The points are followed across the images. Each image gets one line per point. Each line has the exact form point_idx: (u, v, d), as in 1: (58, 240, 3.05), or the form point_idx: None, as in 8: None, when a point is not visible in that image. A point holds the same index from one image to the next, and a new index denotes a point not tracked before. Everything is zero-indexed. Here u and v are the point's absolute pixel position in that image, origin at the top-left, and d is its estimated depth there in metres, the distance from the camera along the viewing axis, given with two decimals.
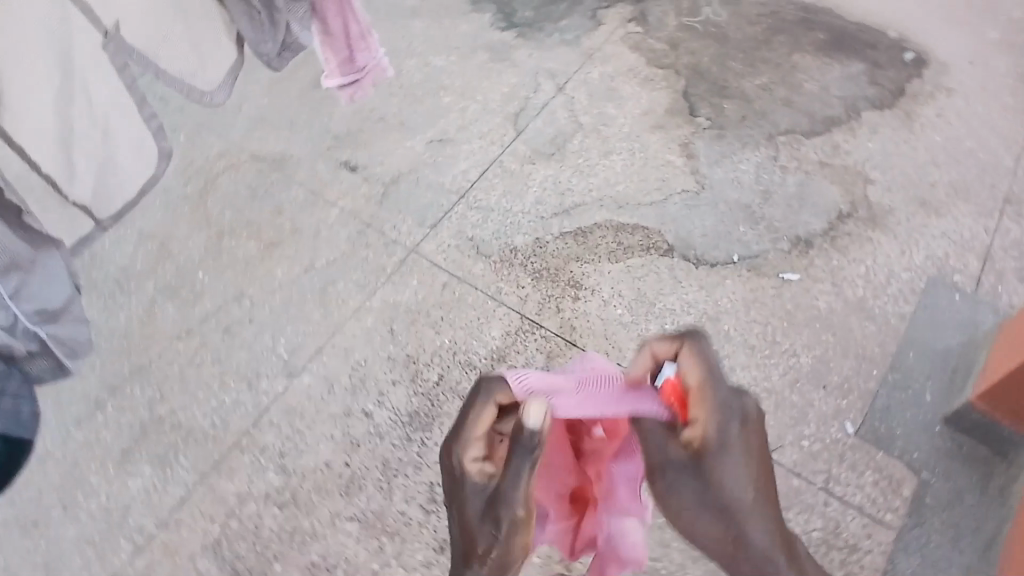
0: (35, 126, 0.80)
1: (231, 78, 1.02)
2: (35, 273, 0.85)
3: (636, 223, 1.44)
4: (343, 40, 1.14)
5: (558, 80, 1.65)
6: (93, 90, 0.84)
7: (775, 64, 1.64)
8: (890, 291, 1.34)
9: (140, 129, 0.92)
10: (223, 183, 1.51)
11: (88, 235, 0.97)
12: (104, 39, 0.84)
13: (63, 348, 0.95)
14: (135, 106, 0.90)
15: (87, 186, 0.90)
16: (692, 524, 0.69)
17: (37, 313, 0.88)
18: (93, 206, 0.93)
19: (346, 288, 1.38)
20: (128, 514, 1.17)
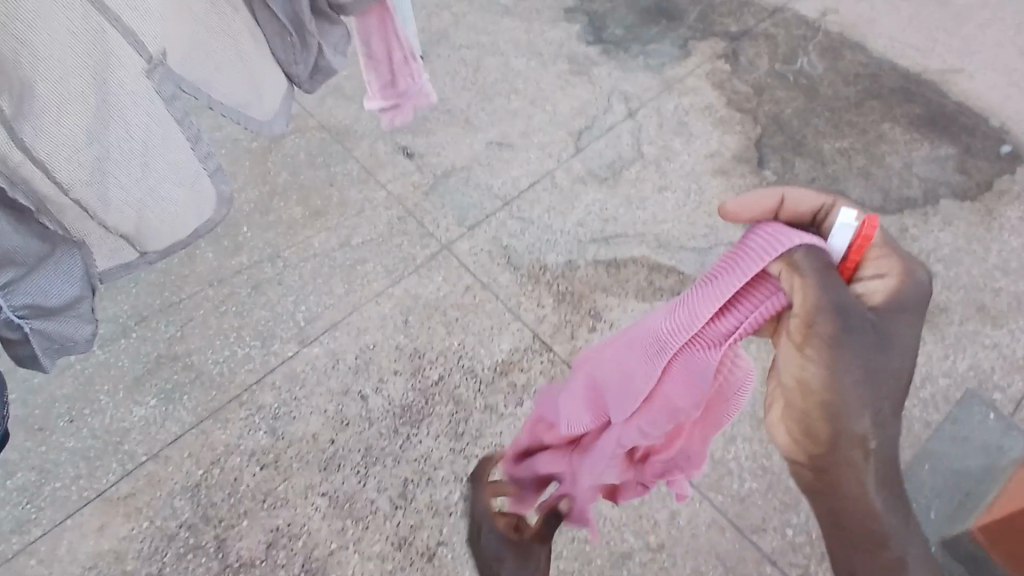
0: (73, 148, 0.76)
1: (284, 106, 1.06)
2: (41, 266, 0.80)
3: (673, 266, 1.41)
4: (387, 65, 1.21)
5: (631, 105, 1.63)
6: (135, 120, 0.80)
7: (862, 129, 1.58)
8: (922, 394, 1.26)
9: (191, 161, 0.90)
10: (286, 144, 1.57)
11: (131, 263, 0.94)
12: (149, 66, 0.79)
13: (53, 341, 0.87)
14: (184, 137, 0.87)
15: (126, 216, 0.86)
16: (844, 402, 0.54)
17: (34, 306, 0.82)
18: (135, 234, 0.90)
19: (374, 270, 1.41)
20: (125, 440, 1.24)
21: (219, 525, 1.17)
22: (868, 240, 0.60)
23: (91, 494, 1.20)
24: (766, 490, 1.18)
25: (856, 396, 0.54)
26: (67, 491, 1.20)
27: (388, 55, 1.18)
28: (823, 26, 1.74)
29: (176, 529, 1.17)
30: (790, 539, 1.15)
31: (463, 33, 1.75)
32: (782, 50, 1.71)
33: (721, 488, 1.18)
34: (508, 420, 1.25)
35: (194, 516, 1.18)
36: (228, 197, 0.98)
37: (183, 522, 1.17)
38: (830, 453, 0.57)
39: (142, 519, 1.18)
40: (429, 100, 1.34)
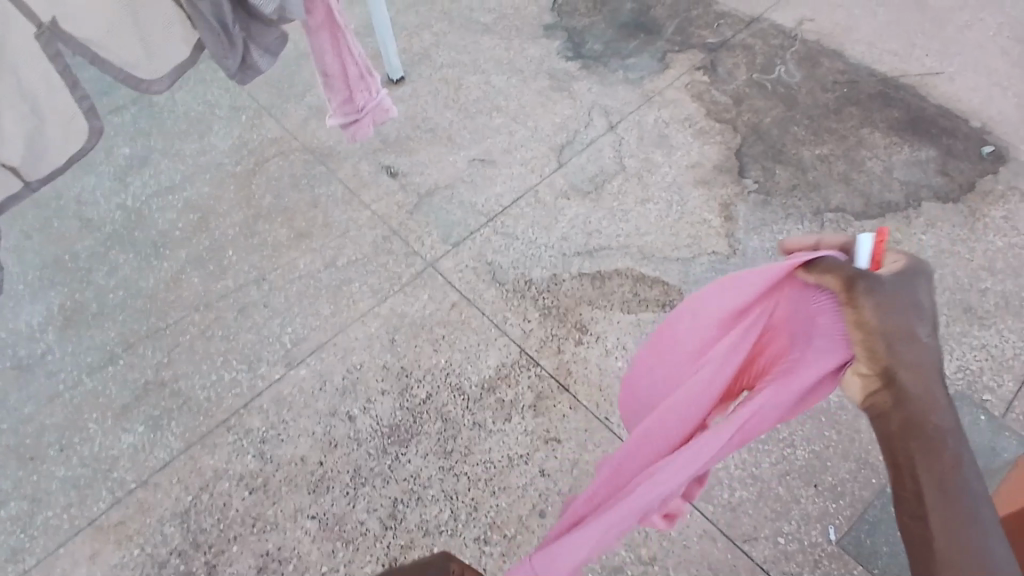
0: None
1: (176, 76, 1.02)
2: None
3: (658, 276, 1.41)
4: (342, 80, 1.24)
5: (612, 118, 1.65)
6: (24, 71, 0.87)
7: (840, 135, 1.60)
8: None
9: (71, 102, 0.92)
10: (270, 167, 1.58)
11: (15, 196, 0.95)
12: (39, 32, 0.86)
13: None
14: (65, 83, 0.91)
15: (14, 149, 0.91)
16: (888, 338, 0.60)
17: None
18: (23, 170, 0.94)
19: (360, 290, 1.41)
20: (114, 467, 1.24)
21: (209, 551, 1.16)
22: (884, 254, 0.66)
23: (80, 523, 1.19)
24: (756, 499, 1.18)
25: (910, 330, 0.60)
26: (56, 520, 1.20)
27: (342, 69, 1.22)
28: (799, 35, 1.76)
29: (167, 555, 1.16)
30: (782, 547, 1.14)
31: (444, 53, 1.77)
32: (759, 59, 1.73)
33: (711, 497, 1.18)
34: (496, 436, 1.25)
35: (184, 542, 1.17)
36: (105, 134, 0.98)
37: (174, 548, 1.17)
38: (896, 395, 0.59)
39: (133, 546, 1.17)
40: (390, 114, 1.33)
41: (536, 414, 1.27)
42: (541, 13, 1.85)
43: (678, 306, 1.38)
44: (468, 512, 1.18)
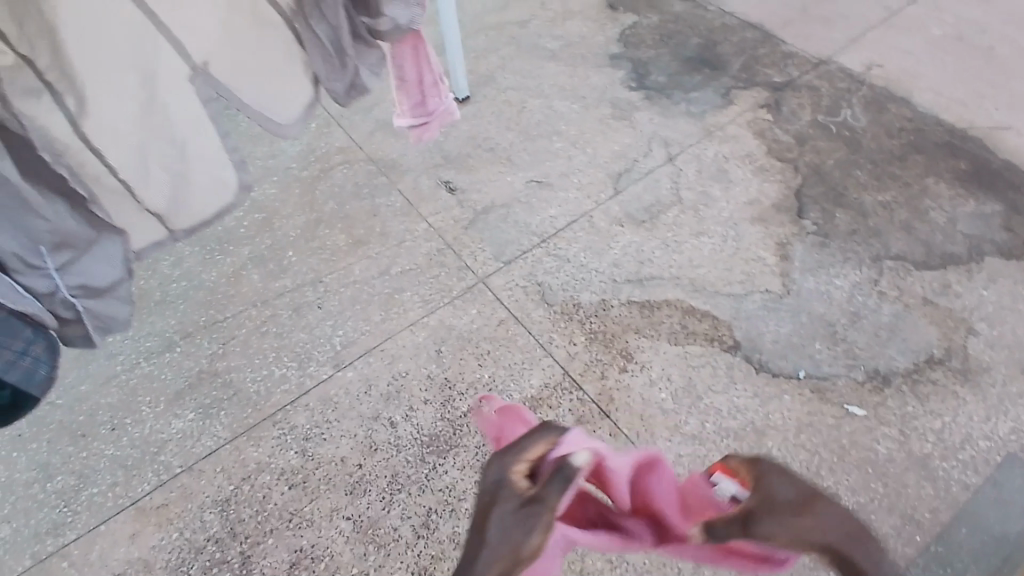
0: (113, 132, 0.85)
1: (303, 115, 1.07)
2: (87, 253, 0.90)
3: (708, 310, 1.41)
4: (417, 87, 1.27)
5: (671, 149, 1.65)
6: (174, 111, 0.88)
7: (904, 183, 1.57)
8: (961, 456, 1.22)
9: (220, 153, 0.96)
10: (335, 175, 1.63)
11: (161, 241, 1.02)
12: (192, 74, 0.88)
13: (96, 321, 0.96)
14: (215, 134, 0.94)
15: (161, 195, 0.95)
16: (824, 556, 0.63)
17: (79, 287, 0.91)
18: (166, 215, 0.98)
19: (410, 300, 1.44)
20: (162, 450, 1.28)
21: (245, 542, 1.19)
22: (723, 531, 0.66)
23: (124, 502, 1.23)
24: None
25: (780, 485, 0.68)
26: (102, 497, 1.24)
27: (419, 78, 1.24)
28: (867, 79, 1.75)
29: (204, 542, 1.19)
30: None
31: (509, 76, 1.81)
32: (825, 101, 1.72)
33: None
34: None
35: (222, 530, 1.20)
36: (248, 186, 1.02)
37: (211, 535, 1.20)
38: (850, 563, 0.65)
39: (172, 530, 1.20)
40: (455, 114, 1.38)
41: None
42: (607, 43, 1.88)
43: (726, 342, 1.36)
44: None
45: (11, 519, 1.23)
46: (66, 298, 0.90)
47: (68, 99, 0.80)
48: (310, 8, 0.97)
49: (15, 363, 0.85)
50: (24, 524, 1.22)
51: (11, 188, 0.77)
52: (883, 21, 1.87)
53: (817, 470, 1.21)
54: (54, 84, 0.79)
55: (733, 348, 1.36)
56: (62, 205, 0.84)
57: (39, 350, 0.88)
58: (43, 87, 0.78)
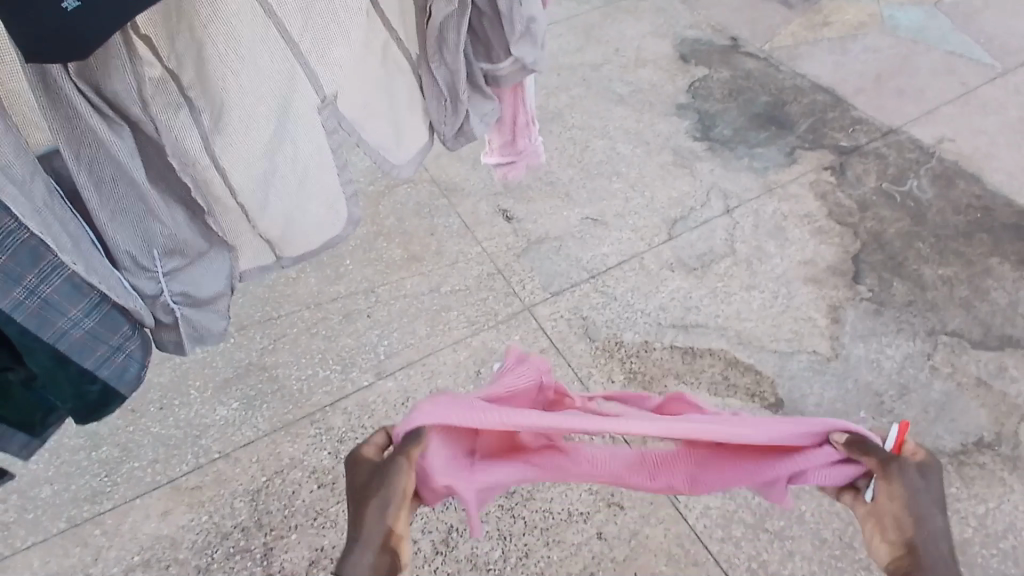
0: (243, 156, 0.84)
1: (417, 159, 1.08)
2: (196, 262, 0.89)
3: (751, 364, 1.40)
4: (511, 129, 1.23)
5: (729, 202, 1.66)
6: (300, 145, 0.88)
7: (967, 260, 1.54)
8: (1004, 545, 1.17)
9: (333, 185, 0.96)
10: (398, 192, 1.69)
11: (267, 267, 1.02)
12: (321, 105, 0.86)
13: (192, 330, 0.93)
14: (334, 169, 0.94)
15: (276, 223, 0.95)
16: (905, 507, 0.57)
17: (185, 295, 0.89)
18: (279, 245, 0.99)
19: (456, 319, 1.47)
20: (203, 434, 1.33)
21: (269, 533, 1.22)
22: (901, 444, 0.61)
23: (161, 479, 1.28)
24: None
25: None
26: (141, 471, 1.29)
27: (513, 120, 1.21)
28: (937, 153, 1.73)
29: (230, 528, 1.23)
30: None
31: (576, 115, 1.86)
32: (891, 170, 1.71)
33: None
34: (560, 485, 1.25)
35: (249, 519, 1.23)
36: (356, 221, 1.04)
37: (238, 523, 1.23)
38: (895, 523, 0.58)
39: (202, 512, 1.24)
40: (537, 158, 1.35)
41: None
42: (676, 93, 1.91)
43: (768, 399, 1.35)
44: (518, 556, 1.18)
45: (53, 481, 1.28)
46: (168, 301, 0.87)
47: (203, 116, 0.79)
48: (432, 51, 0.95)
49: (109, 358, 0.82)
50: (64, 488, 1.27)
51: (136, 185, 0.76)
52: (958, 98, 1.86)
53: (850, 542, 1.18)
54: (193, 99, 0.77)
55: (775, 405, 1.34)
56: (179, 213, 0.84)
57: (134, 346, 0.85)
58: (183, 101, 0.77)
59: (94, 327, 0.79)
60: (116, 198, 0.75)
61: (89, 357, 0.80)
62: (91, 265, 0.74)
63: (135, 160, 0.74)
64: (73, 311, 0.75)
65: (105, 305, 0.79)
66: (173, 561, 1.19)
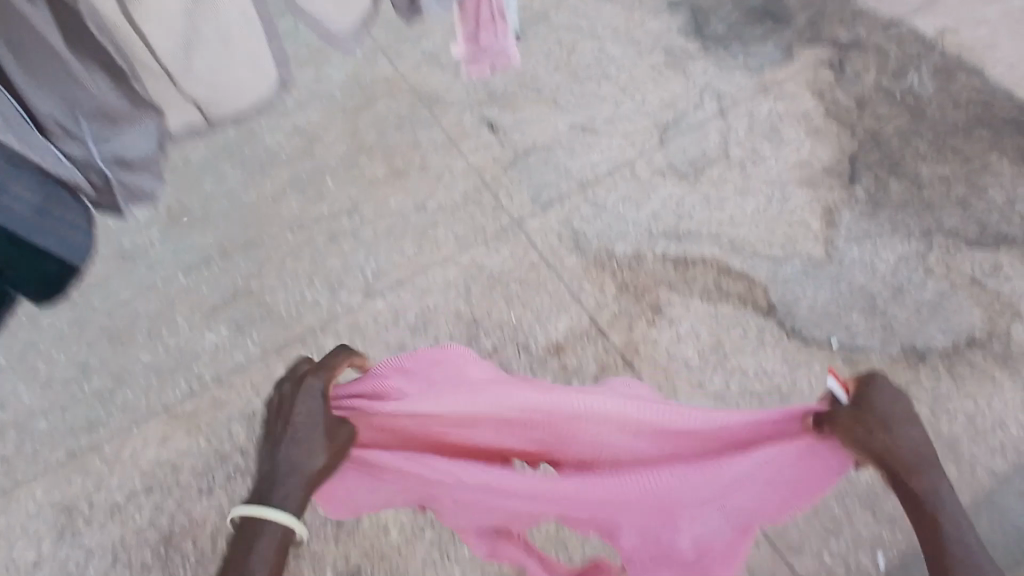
0: (163, 18, 0.78)
1: (365, 32, 1.04)
2: (131, 128, 0.82)
3: (744, 270, 1.38)
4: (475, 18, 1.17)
5: (723, 103, 1.59)
6: (223, 6, 0.80)
7: (966, 157, 1.50)
8: (990, 441, 1.21)
9: (263, 49, 0.88)
10: (377, 106, 1.61)
11: (196, 126, 0.94)
12: None
13: (129, 196, 0.88)
14: (263, 33, 0.86)
15: (207, 91, 0.89)
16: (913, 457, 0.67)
17: (119, 161, 0.84)
18: (207, 106, 0.92)
19: (444, 236, 1.44)
20: (195, 361, 1.32)
21: None
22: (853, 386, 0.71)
23: (157, 407, 1.28)
24: (808, 511, 1.16)
25: (953, 517, 0.65)
26: (136, 400, 1.29)
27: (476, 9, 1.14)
28: (939, 45, 1.65)
29: (230, 450, 1.24)
30: (826, 564, 1.14)
31: (562, 15, 1.75)
32: (892, 64, 1.63)
33: None
34: None
35: (247, 441, 1.25)
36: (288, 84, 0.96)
37: (238, 445, 1.24)
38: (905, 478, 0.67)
39: (201, 436, 1.25)
40: (511, 61, 1.27)
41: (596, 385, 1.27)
42: None
43: (761, 305, 1.34)
44: None
45: (49, 413, 1.27)
46: (102, 168, 0.83)
47: None
48: None
49: (53, 228, 0.82)
50: (60, 420, 1.27)
51: (54, 51, 0.71)
52: None
53: None
54: None
55: (767, 310, 1.34)
56: (102, 77, 0.77)
57: (77, 216, 0.84)
58: None
59: (35, 200, 0.78)
60: (36, 66, 0.72)
61: (37, 230, 0.80)
62: (22, 139, 0.73)
63: (51, 23, 0.70)
64: (13, 187, 0.75)
65: (44, 175, 0.78)
66: (176, 485, 1.21)
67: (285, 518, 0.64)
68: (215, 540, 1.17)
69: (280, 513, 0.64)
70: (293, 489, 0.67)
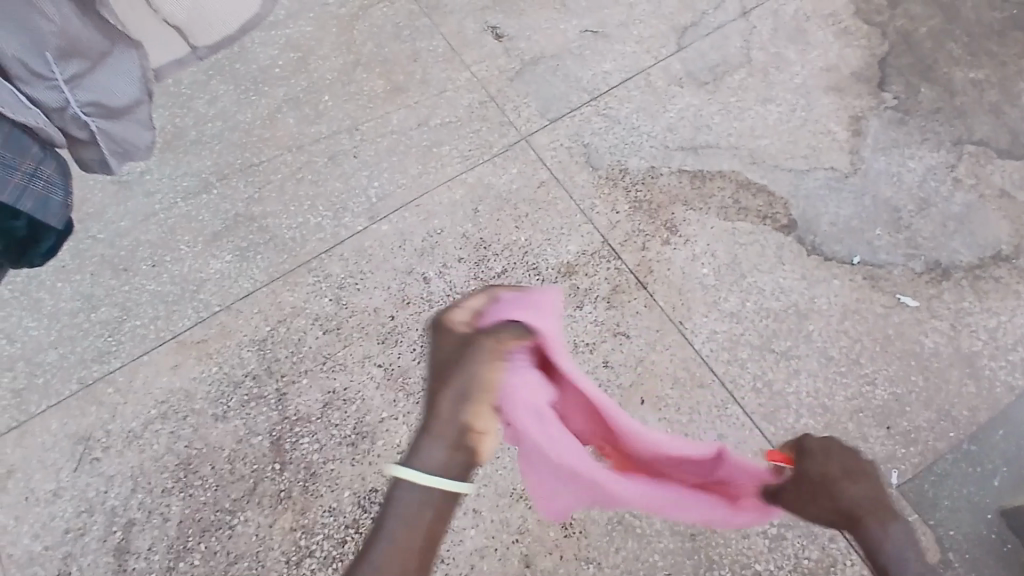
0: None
1: None
2: (102, 64, 0.80)
3: (764, 185, 1.32)
4: None
5: (746, 2, 1.48)
6: None
7: (1005, 58, 1.40)
8: (1011, 357, 1.19)
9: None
10: (373, 14, 1.50)
11: (183, 61, 0.93)
12: None
13: (114, 146, 0.87)
14: None
15: (180, 8, 0.87)
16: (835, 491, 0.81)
17: (97, 105, 0.81)
18: (188, 31, 0.90)
19: (449, 154, 1.38)
20: (200, 289, 1.30)
21: (280, 380, 1.24)
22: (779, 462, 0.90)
23: (165, 335, 1.27)
24: (822, 430, 1.16)
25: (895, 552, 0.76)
26: (144, 329, 1.28)
27: None
28: None
29: (242, 377, 1.24)
30: None
31: None
32: None
33: (776, 420, 1.16)
34: (566, 321, 1.24)
35: (258, 367, 1.25)
36: None
37: (249, 371, 1.24)
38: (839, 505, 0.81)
39: (212, 364, 1.25)
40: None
41: (609, 306, 1.25)
42: None
43: (780, 221, 1.29)
44: None
45: (59, 344, 1.27)
46: (78, 113, 0.80)
47: None
48: None
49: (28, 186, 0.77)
50: (70, 350, 1.27)
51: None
52: None
53: (856, 359, 1.19)
54: None
55: (786, 227, 1.28)
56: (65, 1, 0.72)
57: (52, 171, 0.79)
58: None
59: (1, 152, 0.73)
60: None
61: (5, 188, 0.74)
62: None
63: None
64: None
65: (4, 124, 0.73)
66: (191, 412, 1.22)
67: (447, 482, 0.59)
68: (233, 464, 1.19)
69: (431, 476, 0.59)
70: (440, 442, 0.59)
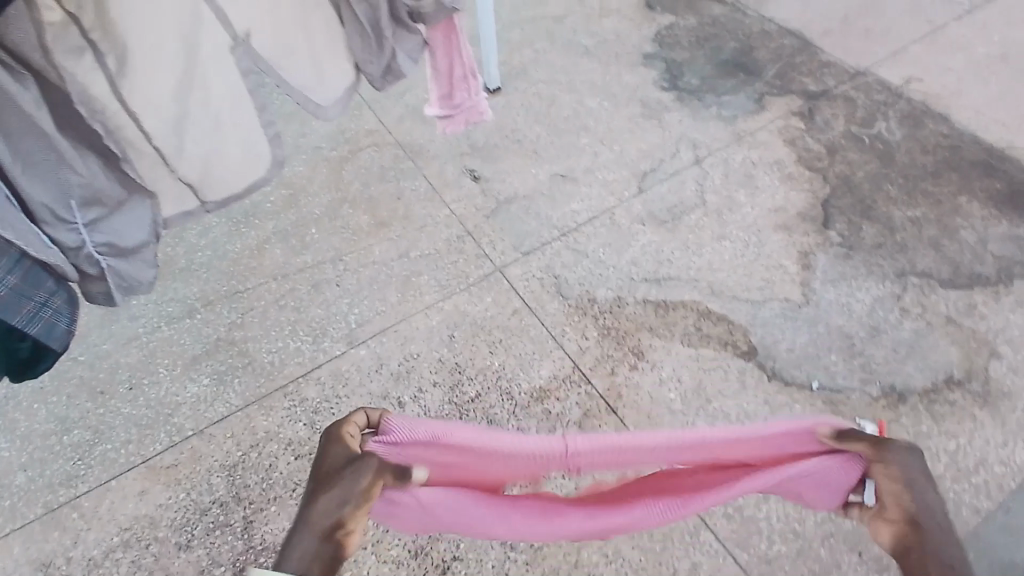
0: (149, 95, 0.81)
1: None
2: (118, 211, 0.85)
3: (724, 314, 1.40)
4: (448, 80, 1.17)
5: (698, 151, 1.64)
6: (211, 83, 0.84)
7: (936, 200, 1.54)
8: (974, 479, 1.21)
9: (254, 121, 0.91)
10: (361, 158, 1.64)
11: (192, 212, 0.95)
12: (232, 44, 0.84)
13: (120, 282, 0.88)
14: (251, 106, 0.89)
15: (195, 168, 0.90)
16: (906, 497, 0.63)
17: (108, 245, 0.85)
18: (198, 188, 0.93)
19: (427, 283, 1.45)
20: (176, 413, 1.31)
21: (247, 507, 1.21)
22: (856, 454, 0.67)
23: (136, 460, 1.26)
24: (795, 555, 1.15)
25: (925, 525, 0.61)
26: (115, 453, 1.27)
27: (450, 70, 1.14)
28: (904, 93, 1.72)
29: (209, 505, 1.22)
30: None
31: (542, 70, 1.81)
32: (860, 112, 1.70)
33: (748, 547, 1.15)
34: None
35: (227, 495, 1.23)
36: (282, 162, 0.97)
37: (217, 499, 1.22)
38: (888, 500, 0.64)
39: (179, 490, 1.23)
40: (483, 118, 1.27)
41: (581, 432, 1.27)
42: (642, 43, 1.86)
43: (741, 347, 1.36)
44: None
45: (28, 467, 1.26)
46: (92, 253, 0.83)
47: (108, 58, 0.76)
48: None
49: (36, 315, 0.78)
50: (39, 473, 1.25)
51: (46, 134, 0.73)
52: (926, 37, 1.83)
53: None
54: (97, 42, 0.75)
55: (747, 352, 1.35)
56: (93, 159, 0.80)
57: (61, 301, 0.81)
58: (86, 44, 0.75)
59: (18, 284, 0.75)
60: (26, 150, 0.73)
61: (14, 315, 0.76)
62: (9, 220, 0.72)
63: (43, 109, 0.72)
64: None
65: (27, 262, 0.76)
66: (154, 540, 1.19)
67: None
68: None
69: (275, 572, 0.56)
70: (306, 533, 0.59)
